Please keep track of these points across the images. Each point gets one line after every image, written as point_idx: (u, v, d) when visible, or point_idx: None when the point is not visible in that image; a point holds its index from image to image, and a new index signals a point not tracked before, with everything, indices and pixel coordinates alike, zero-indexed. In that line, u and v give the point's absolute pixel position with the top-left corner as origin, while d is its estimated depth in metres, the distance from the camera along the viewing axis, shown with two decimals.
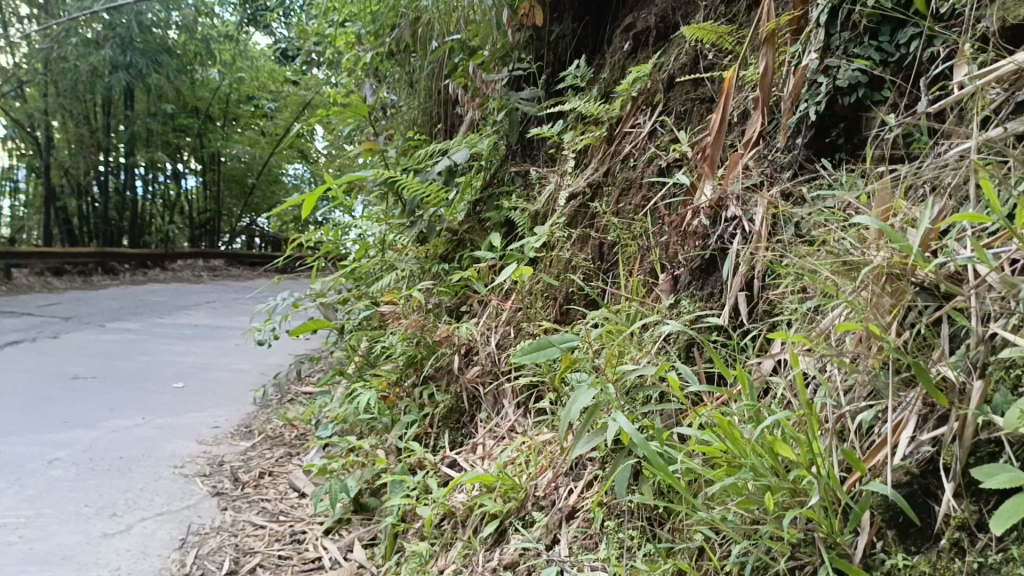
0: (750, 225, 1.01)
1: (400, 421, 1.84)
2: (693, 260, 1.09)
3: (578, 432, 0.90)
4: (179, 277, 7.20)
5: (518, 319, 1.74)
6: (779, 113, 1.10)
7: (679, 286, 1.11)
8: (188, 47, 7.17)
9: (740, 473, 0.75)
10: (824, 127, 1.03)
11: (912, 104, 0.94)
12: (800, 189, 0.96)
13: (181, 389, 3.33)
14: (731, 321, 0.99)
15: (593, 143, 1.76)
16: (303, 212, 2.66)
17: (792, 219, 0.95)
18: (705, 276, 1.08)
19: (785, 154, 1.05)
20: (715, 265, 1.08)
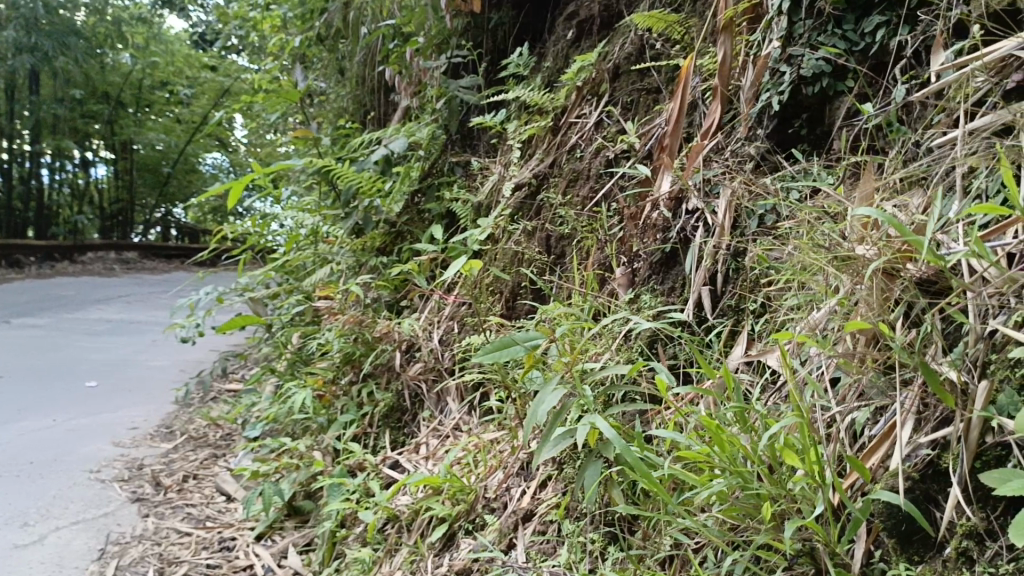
0: (713, 216, 0.99)
1: (337, 420, 1.77)
2: (653, 254, 1.07)
3: (545, 435, 0.86)
4: (90, 270, 6.89)
5: (462, 314, 1.71)
6: (737, 104, 1.09)
7: (638, 280, 1.08)
8: (96, 29, 6.88)
9: (726, 480, 0.71)
10: (786, 117, 1.03)
11: (885, 94, 0.95)
12: (765, 181, 0.95)
13: (95, 388, 3.16)
14: (695, 317, 0.97)
15: (538, 134, 1.72)
16: (229, 201, 2.54)
17: (756, 210, 0.95)
18: (665, 271, 1.06)
19: (747, 145, 1.04)
20: (675, 258, 1.05)
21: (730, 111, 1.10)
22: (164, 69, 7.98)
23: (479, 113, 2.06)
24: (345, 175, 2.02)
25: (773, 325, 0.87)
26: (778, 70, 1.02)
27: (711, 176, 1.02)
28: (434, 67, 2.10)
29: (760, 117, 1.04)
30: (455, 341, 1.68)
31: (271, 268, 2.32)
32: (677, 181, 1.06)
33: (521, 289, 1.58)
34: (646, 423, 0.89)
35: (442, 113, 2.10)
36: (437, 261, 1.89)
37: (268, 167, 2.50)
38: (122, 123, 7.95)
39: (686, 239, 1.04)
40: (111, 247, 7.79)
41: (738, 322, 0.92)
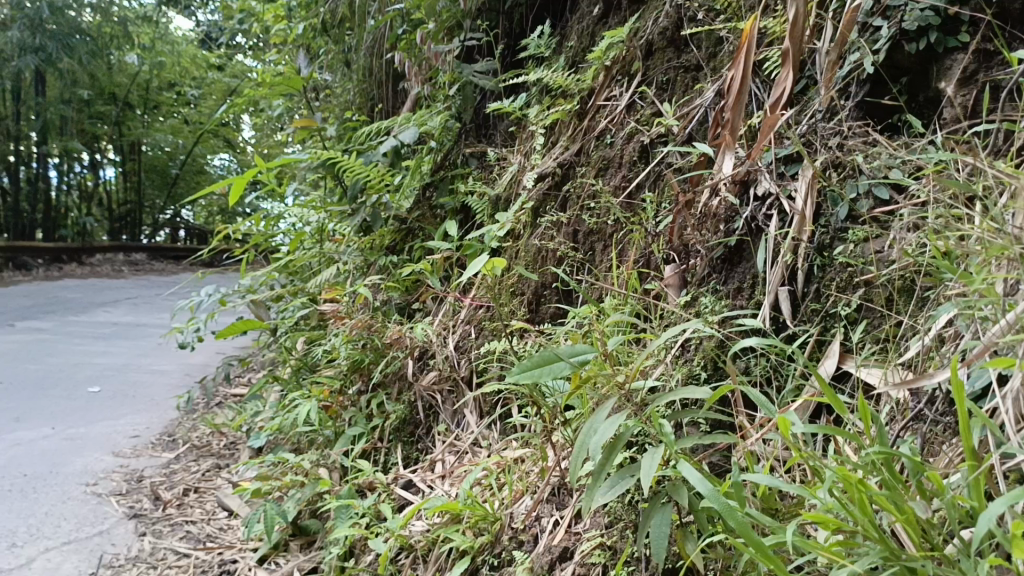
0: (791, 204, 0.84)
1: (345, 434, 1.62)
2: (713, 249, 0.91)
3: (597, 475, 0.70)
4: (98, 271, 6.76)
5: (480, 318, 1.55)
6: (811, 70, 0.94)
7: (696, 280, 0.93)
8: (103, 30, 6.73)
9: (870, 558, 0.53)
10: (879, 83, 0.89)
11: (1012, 46, 0.81)
12: (859, 161, 0.81)
13: (96, 394, 3.02)
14: (771, 324, 0.82)
15: (562, 119, 1.56)
16: (230, 199, 2.40)
17: (846, 197, 0.81)
18: (728, 268, 0.90)
19: (829, 118, 0.90)
20: (741, 254, 0.90)
21: (803, 79, 0.95)
22: (171, 69, 7.83)
23: (496, 100, 1.90)
24: (352, 168, 1.87)
25: (886, 345, 0.72)
26: (872, 24, 0.89)
27: (783, 153, 0.89)
28: (447, 51, 1.94)
29: (844, 81, 0.90)
30: (473, 347, 1.53)
31: (274, 269, 2.16)
32: (743, 163, 0.90)
33: (545, 291, 1.44)
34: (722, 457, 0.75)
35: (455, 101, 1.92)
36: (452, 260, 1.74)
37: (271, 162, 2.35)
38: (129, 124, 7.82)
39: (757, 229, 0.88)
40: (119, 249, 7.66)
41: (826, 330, 0.77)
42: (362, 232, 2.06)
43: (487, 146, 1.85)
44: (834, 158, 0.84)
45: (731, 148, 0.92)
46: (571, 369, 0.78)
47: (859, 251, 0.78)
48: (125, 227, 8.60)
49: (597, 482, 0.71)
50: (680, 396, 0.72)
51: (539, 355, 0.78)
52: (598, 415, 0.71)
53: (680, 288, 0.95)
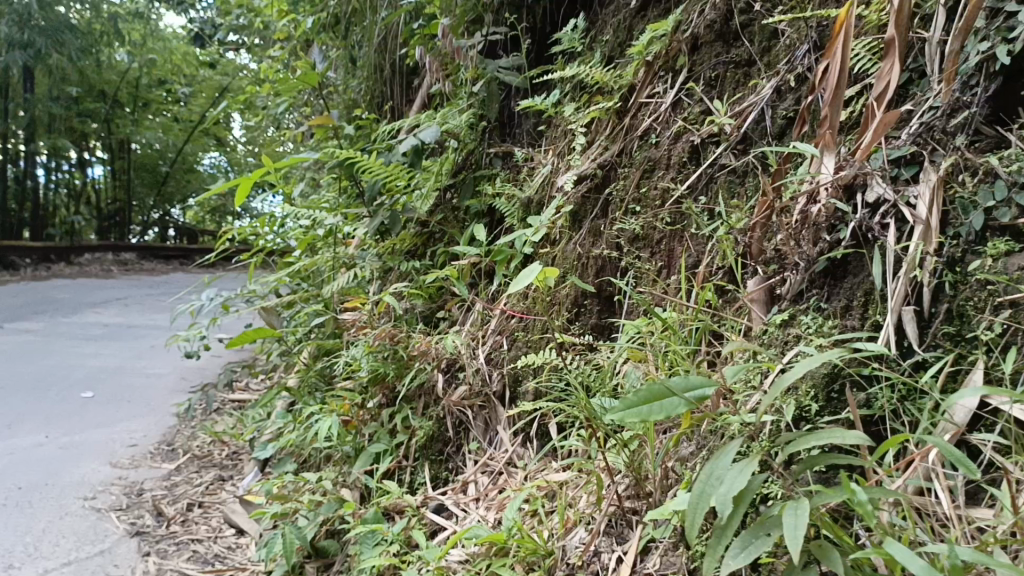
0: (913, 212, 0.77)
1: (366, 451, 1.52)
2: (814, 262, 0.84)
3: (725, 533, 0.62)
4: (88, 271, 6.64)
5: (514, 328, 1.47)
6: (921, 59, 0.86)
7: (793, 296, 0.85)
8: (92, 26, 6.61)
9: None
10: (1017, 75, 0.76)
11: None
12: (993, 163, 0.73)
13: (91, 399, 2.91)
14: (894, 345, 0.74)
15: (601, 117, 1.47)
16: (236, 199, 2.29)
17: (982, 206, 0.73)
18: (833, 283, 0.83)
19: (949, 113, 0.80)
20: (848, 267, 0.82)
21: (909, 70, 0.87)
22: (162, 66, 7.69)
23: (522, 97, 1.81)
24: (371, 167, 1.77)
25: None
26: (1006, 8, 0.76)
27: (896, 155, 0.82)
28: (470, 45, 1.84)
29: (967, 78, 0.79)
30: (508, 361, 1.45)
31: (284, 273, 2.07)
32: (850, 166, 0.82)
33: (585, 302, 1.35)
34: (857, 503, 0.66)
35: (479, 97, 1.82)
36: (479, 267, 1.65)
37: (280, 161, 2.25)
38: (119, 122, 7.67)
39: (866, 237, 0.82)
40: (108, 248, 7.52)
41: (961, 357, 0.70)
42: (378, 235, 1.96)
43: (513, 146, 1.76)
44: (965, 161, 0.76)
45: (831, 149, 0.84)
46: (688, 409, 0.70)
47: (1000, 267, 0.70)
48: (115, 226, 8.45)
49: (722, 541, 0.61)
50: (818, 437, 0.62)
51: (651, 391, 0.69)
52: (724, 465, 0.63)
53: (768, 307, 0.89)
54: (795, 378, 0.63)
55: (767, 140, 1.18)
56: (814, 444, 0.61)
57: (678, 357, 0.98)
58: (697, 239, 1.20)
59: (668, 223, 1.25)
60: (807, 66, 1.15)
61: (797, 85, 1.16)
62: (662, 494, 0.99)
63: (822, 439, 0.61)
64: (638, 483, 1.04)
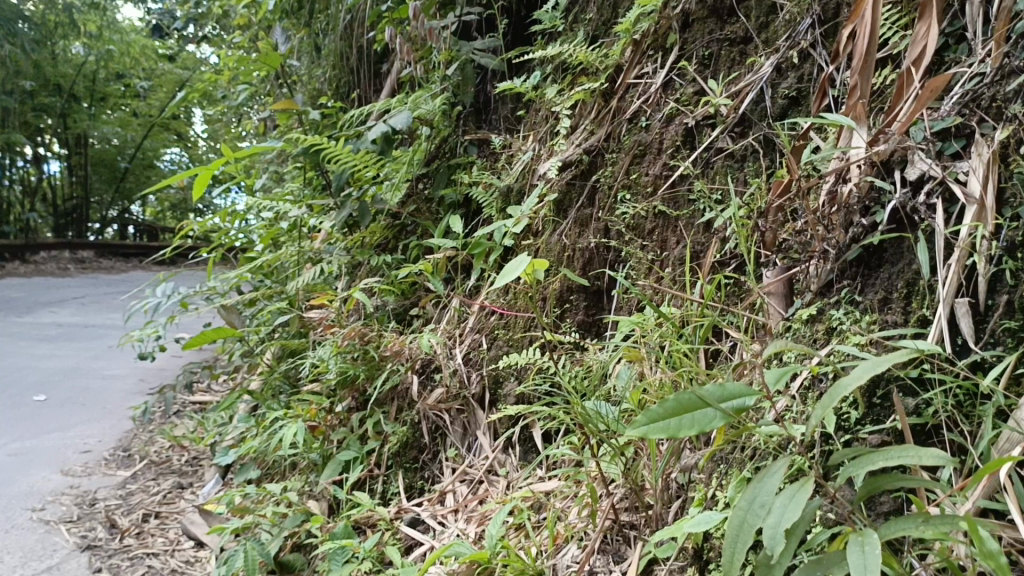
0: (965, 189, 0.69)
1: (335, 459, 1.42)
2: (847, 251, 0.77)
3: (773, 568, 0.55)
4: (43, 269, 6.40)
5: (494, 326, 1.38)
6: (960, 19, 0.77)
7: (827, 292, 0.79)
8: (46, 17, 6.40)
9: None
10: None
11: None
12: None
13: (43, 402, 2.76)
14: (943, 343, 0.67)
15: (585, 100, 1.38)
16: (195, 192, 2.16)
17: None
18: (868, 274, 0.76)
19: (1000, 79, 0.70)
20: (883, 257, 0.75)
21: (943, 36, 0.78)
22: (120, 59, 7.46)
23: (498, 81, 1.72)
24: (338, 155, 1.66)
25: None
26: None
27: (939, 126, 0.74)
28: (442, 25, 1.73)
29: (1020, 38, 0.70)
30: (488, 361, 1.36)
31: (246, 268, 1.95)
32: (885, 137, 0.74)
33: (570, 297, 1.26)
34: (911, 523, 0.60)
35: (453, 81, 1.72)
36: (455, 261, 1.56)
37: (241, 151, 2.13)
38: (76, 117, 7.40)
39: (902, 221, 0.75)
40: (65, 246, 7.27)
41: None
42: (346, 228, 1.85)
43: (490, 133, 1.67)
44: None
45: (862, 121, 0.78)
46: (722, 423, 0.58)
47: None
48: (72, 224, 8.18)
49: None
50: (889, 458, 0.53)
51: (676, 400, 0.58)
52: (768, 489, 0.55)
53: (786, 300, 0.83)
54: (856, 387, 0.52)
55: (765, 122, 1.10)
56: (883, 465, 0.53)
57: (685, 359, 0.91)
58: (692, 228, 1.12)
59: (661, 210, 1.17)
60: (809, 41, 1.07)
61: (799, 62, 1.08)
62: (664, 507, 0.91)
63: (893, 459, 0.52)
64: (635, 494, 0.95)
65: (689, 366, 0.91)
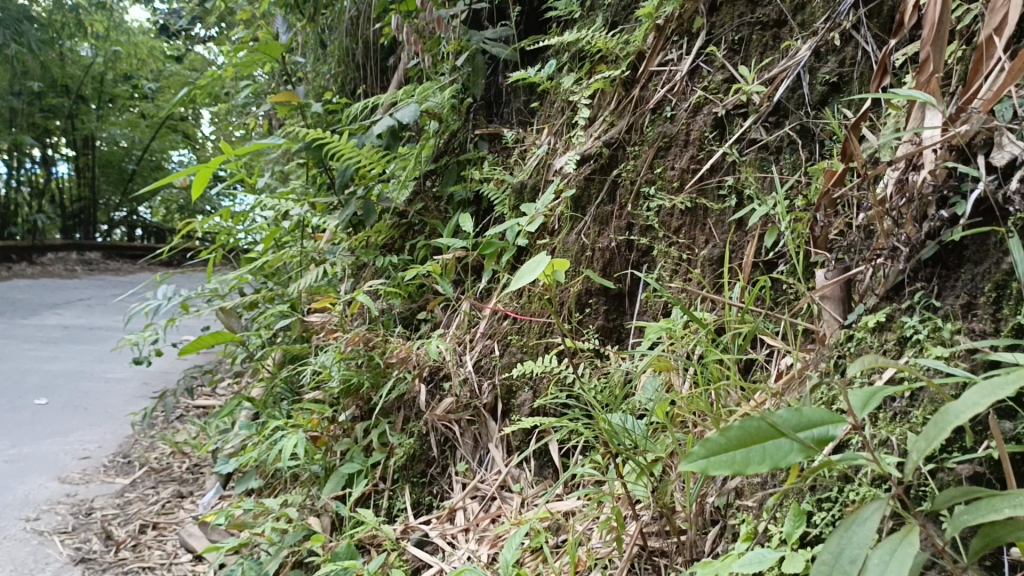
0: None
1: (337, 471, 1.33)
2: (925, 249, 0.68)
3: None
4: (50, 271, 6.34)
5: (507, 332, 1.29)
6: None
7: (897, 297, 0.70)
8: (53, 17, 6.36)
9: None
10: None
11: None
12: None
13: (43, 406, 2.68)
14: None
15: (604, 90, 1.29)
16: (194, 191, 2.08)
17: None
18: (948, 276, 0.67)
19: None
20: (967, 257, 0.66)
21: None
22: (126, 60, 7.41)
23: (510, 73, 1.63)
24: (341, 150, 1.57)
25: None
26: None
27: None
28: (451, 14, 1.64)
29: None
30: (500, 369, 1.27)
31: (247, 269, 1.86)
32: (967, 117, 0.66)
33: (590, 302, 1.17)
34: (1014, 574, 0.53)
35: (462, 73, 1.64)
36: (465, 262, 1.47)
37: (241, 148, 2.05)
38: (83, 118, 7.34)
39: (990, 211, 0.65)
40: (73, 247, 7.21)
41: None
42: (351, 227, 1.77)
43: (501, 127, 1.58)
44: None
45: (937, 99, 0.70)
46: (798, 459, 0.49)
47: None
48: (80, 225, 8.12)
49: None
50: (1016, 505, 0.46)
51: (739, 429, 0.50)
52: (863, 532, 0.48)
53: (844, 305, 0.76)
54: (966, 418, 0.44)
55: (802, 111, 1.02)
56: (1008, 514, 0.46)
57: (724, 374, 0.82)
58: (722, 227, 1.04)
59: (688, 206, 1.08)
60: (852, 20, 0.99)
61: (841, 44, 1.00)
62: (699, 533, 0.82)
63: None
64: (664, 518, 0.87)
65: (728, 378, 0.82)
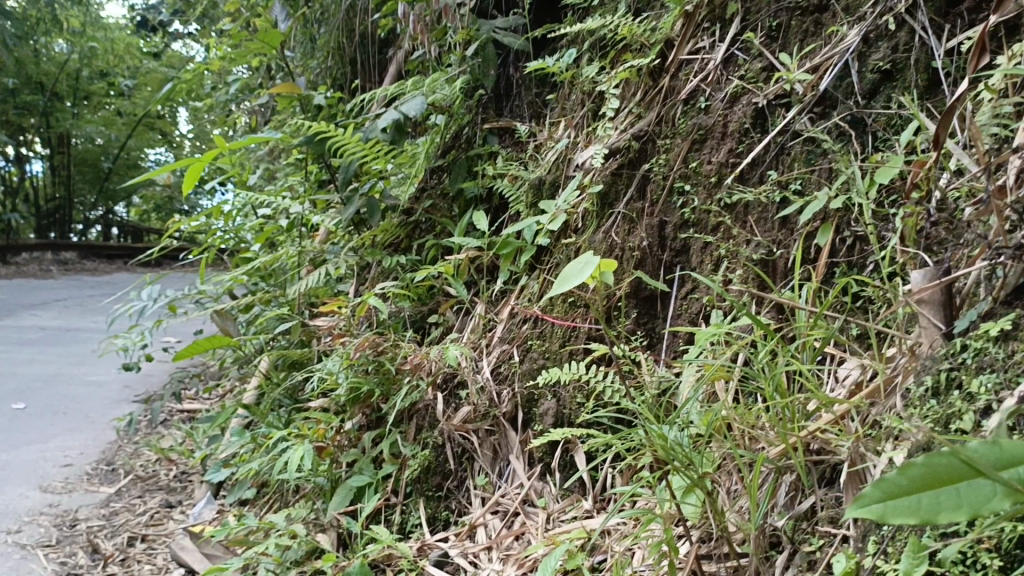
0: None
1: (345, 485, 1.25)
2: None
3: None
4: (25, 271, 6.17)
5: (528, 337, 1.22)
6: None
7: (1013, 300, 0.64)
8: (27, 12, 6.21)
9: None
10: None
11: None
12: None
13: (21, 411, 2.57)
14: None
15: (630, 80, 1.22)
16: (184, 188, 1.99)
17: None
18: None
19: None
20: None
21: None
22: (103, 57, 7.26)
23: (522, 64, 1.56)
24: (345, 144, 1.50)
25: None
26: None
27: None
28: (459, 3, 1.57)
29: None
30: (521, 376, 1.20)
31: (241, 270, 1.78)
32: None
33: (617, 304, 1.09)
34: None
35: (471, 64, 1.57)
36: (479, 262, 1.40)
37: (233, 143, 1.96)
38: (59, 116, 7.18)
39: None
40: (48, 247, 7.04)
41: None
42: (353, 226, 1.69)
43: (514, 121, 1.51)
44: None
45: None
46: (1002, 505, 0.43)
47: None
48: (55, 224, 7.92)
49: None
50: None
51: (923, 472, 0.45)
52: None
53: (947, 312, 0.68)
54: None
55: (851, 101, 0.96)
56: None
57: (792, 386, 0.74)
58: (765, 224, 0.97)
59: (727, 201, 1.02)
60: (906, 4, 0.93)
61: (895, 28, 0.94)
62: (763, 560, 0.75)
63: None
64: (721, 540, 0.80)
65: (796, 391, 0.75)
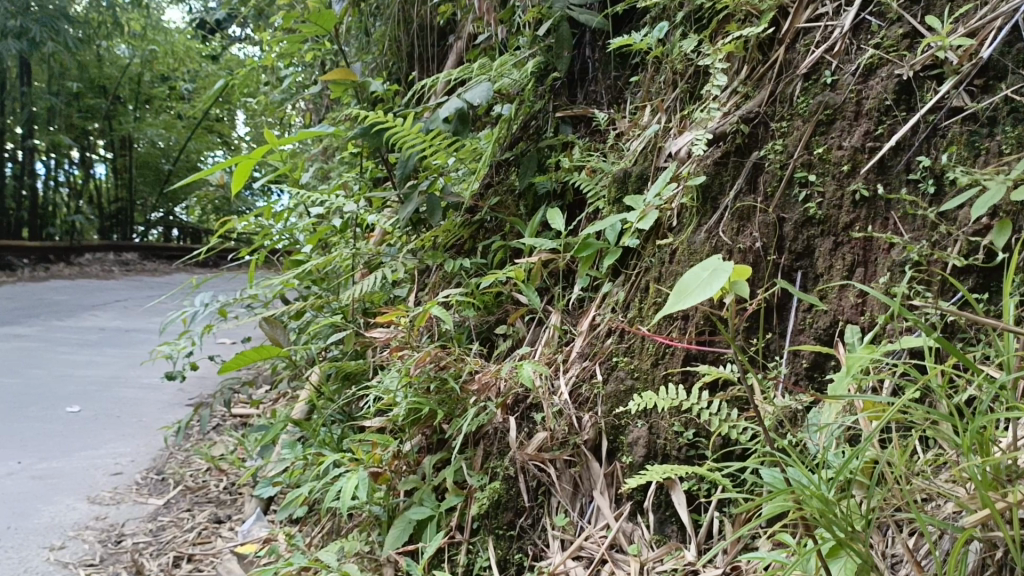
0: None
1: (402, 517, 1.10)
2: None
3: None
4: (88, 272, 6.20)
5: (614, 353, 1.06)
6: None
7: None
8: (93, 16, 6.21)
9: None
10: None
11: None
12: None
13: (76, 415, 2.50)
14: None
15: (733, 55, 1.05)
16: (234, 186, 1.87)
17: None
18: None
19: None
20: None
21: None
22: (164, 61, 7.30)
23: (598, 45, 1.39)
24: (404, 135, 1.35)
25: None
26: None
27: None
28: None
29: None
30: (605, 399, 1.03)
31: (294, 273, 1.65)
32: None
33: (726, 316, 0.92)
34: None
35: (542, 47, 1.41)
36: (552, 268, 1.25)
37: (284, 139, 1.84)
38: (120, 119, 7.22)
39: None
40: (109, 248, 7.07)
41: None
42: (412, 225, 1.55)
43: (591, 108, 1.35)
44: None
45: None
46: None
47: None
48: (118, 225, 8.00)
49: None
50: None
51: None
52: None
53: None
54: None
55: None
56: None
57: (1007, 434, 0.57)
58: (915, 224, 0.80)
59: (863, 195, 0.84)
60: None
61: None
62: None
63: None
64: None
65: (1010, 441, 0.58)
